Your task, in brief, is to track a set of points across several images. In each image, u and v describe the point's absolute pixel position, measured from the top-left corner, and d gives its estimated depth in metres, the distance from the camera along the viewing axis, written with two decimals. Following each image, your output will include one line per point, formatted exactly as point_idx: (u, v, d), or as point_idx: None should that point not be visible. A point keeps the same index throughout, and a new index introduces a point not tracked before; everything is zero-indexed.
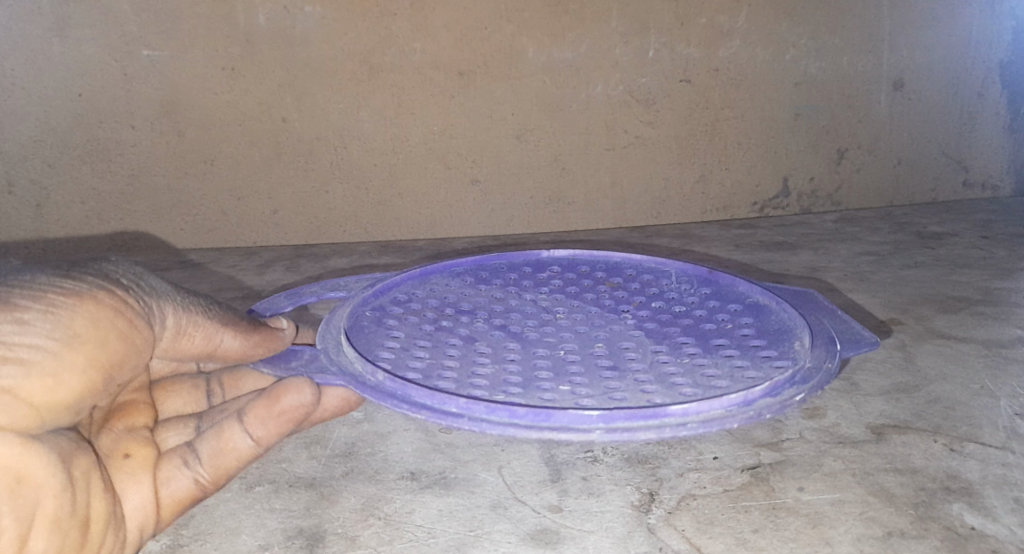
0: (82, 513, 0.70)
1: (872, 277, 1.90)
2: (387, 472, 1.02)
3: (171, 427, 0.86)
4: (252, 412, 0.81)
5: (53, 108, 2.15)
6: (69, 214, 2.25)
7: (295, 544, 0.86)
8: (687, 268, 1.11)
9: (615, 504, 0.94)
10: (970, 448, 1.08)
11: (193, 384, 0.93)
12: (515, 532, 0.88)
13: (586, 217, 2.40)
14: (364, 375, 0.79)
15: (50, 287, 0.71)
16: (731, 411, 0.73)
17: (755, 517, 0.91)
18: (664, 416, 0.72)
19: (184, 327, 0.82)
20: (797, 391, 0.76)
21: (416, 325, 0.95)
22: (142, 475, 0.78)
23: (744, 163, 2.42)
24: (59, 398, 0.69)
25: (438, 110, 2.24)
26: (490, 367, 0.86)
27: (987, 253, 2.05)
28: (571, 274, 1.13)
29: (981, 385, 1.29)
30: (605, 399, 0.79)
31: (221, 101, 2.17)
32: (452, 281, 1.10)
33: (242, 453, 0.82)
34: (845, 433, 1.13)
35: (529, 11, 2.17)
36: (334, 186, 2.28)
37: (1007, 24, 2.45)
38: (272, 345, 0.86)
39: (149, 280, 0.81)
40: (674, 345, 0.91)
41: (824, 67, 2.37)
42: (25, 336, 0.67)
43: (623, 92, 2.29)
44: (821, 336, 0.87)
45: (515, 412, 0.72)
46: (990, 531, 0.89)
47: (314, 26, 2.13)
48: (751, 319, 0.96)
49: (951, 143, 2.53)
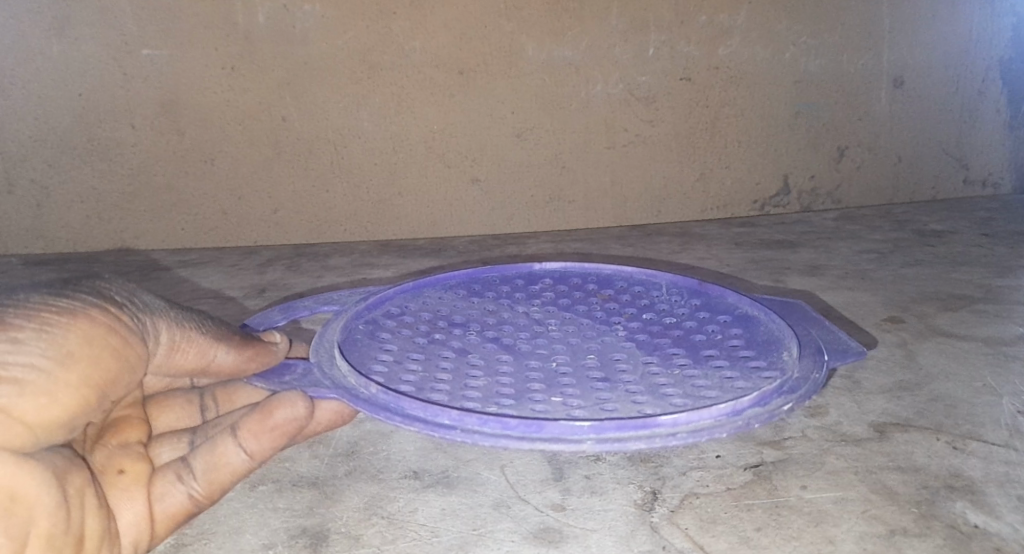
0: (76, 530, 0.71)
1: (873, 274, 1.90)
2: (390, 471, 1.03)
3: (165, 442, 0.87)
4: (246, 428, 0.82)
5: (53, 108, 2.15)
6: (69, 215, 2.25)
7: (299, 543, 0.87)
8: (677, 280, 1.12)
9: (618, 502, 0.95)
10: (973, 445, 1.09)
11: (186, 399, 0.93)
12: (518, 531, 0.89)
13: (586, 216, 2.40)
14: (357, 388, 0.80)
15: (45, 306, 0.72)
16: (721, 420, 0.73)
17: (757, 515, 0.91)
18: (654, 426, 0.72)
19: (178, 342, 0.83)
20: (786, 401, 0.76)
21: (409, 338, 0.96)
22: (136, 490, 0.79)
23: (744, 160, 2.42)
24: (52, 417, 0.69)
25: (438, 110, 2.24)
26: (483, 379, 0.86)
27: (989, 250, 2.04)
28: (563, 287, 1.14)
29: (983, 383, 1.29)
30: (597, 410, 0.79)
31: (221, 100, 2.17)
32: (445, 294, 1.11)
33: (236, 468, 0.83)
34: (847, 432, 1.13)
35: (529, 9, 2.16)
36: (334, 186, 2.28)
37: (1007, 21, 2.44)
38: (266, 360, 0.87)
39: (143, 297, 0.81)
40: (665, 355, 0.91)
41: (823, 65, 2.36)
42: (20, 355, 0.68)
43: (623, 90, 2.28)
44: (809, 346, 0.87)
45: (508, 423, 0.73)
46: (993, 529, 0.89)
47: (314, 25, 2.13)
48: (740, 330, 0.96)
49: (953, 139, 2.52)
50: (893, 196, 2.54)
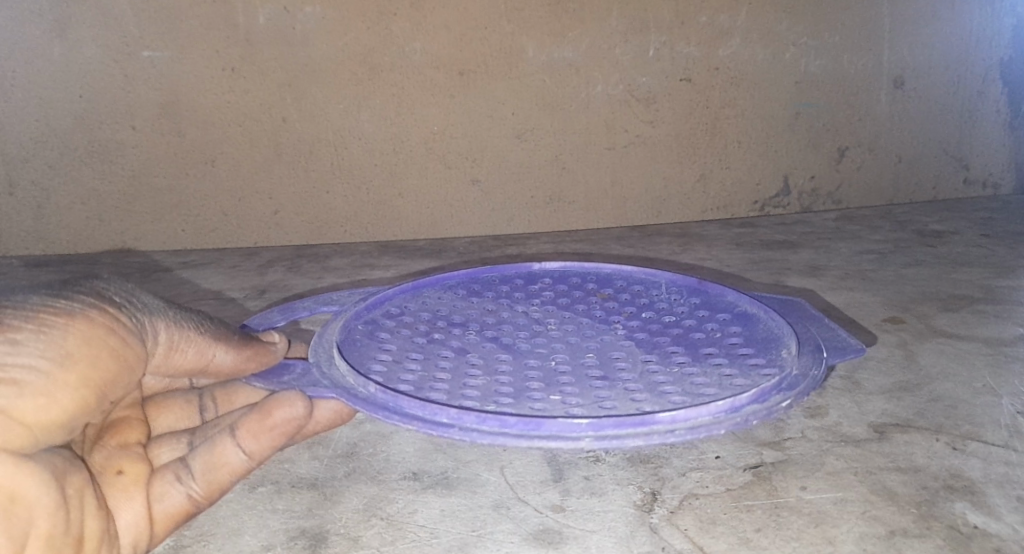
0: (76, 531, 0.71)
1: (874, 275, 1.89)
2: (389, 472, 1.03)
3: (165, 442, 0.86)
4: (245, 428, 0.82)
5: (54, 110, 2.15)
6: (70, 216, 2.25)
7: (298, 544, 0.87)
8: (676, 279, 1.12)
9: (617, 503, 0.95)
10: (973, 446, 1.08)
11: (185, 399, 0.93)
12: (517, 533, 0.89)
13: (586, 217, 2.40)
14: (356, 388, 0.79)
15: (42, 308, 0.72)
16: (719, 417, 0.73)
17: (757, 516, 0.91)
18: (652, 424, 0.72)
19: (177, 342, 0.83)
20: (784, 397, 0.76)
21: (408, 338, 0.96)
22: (134, 491, 0.79)
23: (745, 161, 2.41)
24: (52, 417, 0.69)
25: (438, 111, 2.24)
26: (482, 378, 0.86)
27: (990, 251, 2.04)
28: (562, 286, 1.14)
29: (983, 383, 1.29)
30: (596, 407, 0.79)
31: (221, 101, 2.18)
32: (445, 294, 1.11)
33: (235, 467, 0.83)
34: (847, 433, 1.13)
35: (529, 10, 2.16)
36: (334, 187, 2.28)
37: (1007, 21, 2.44)
38: (265, 360, 0.86)
39: (141, 297, 0.81)
40: (664, 354, 0.91)
41: (824, 65, 2.36)
42: (19, 357, 0.68)
43: (623, 91, 2.28)
44: (808, 343, 0.87)
45: (506, 421, 0.72)
46: (993, 530, 0.89)
47: (314, 26, 2.13)
48: (739, 328, 0.96)
49: (954, 139, 2.51)
50: (894, 197, 2.54)
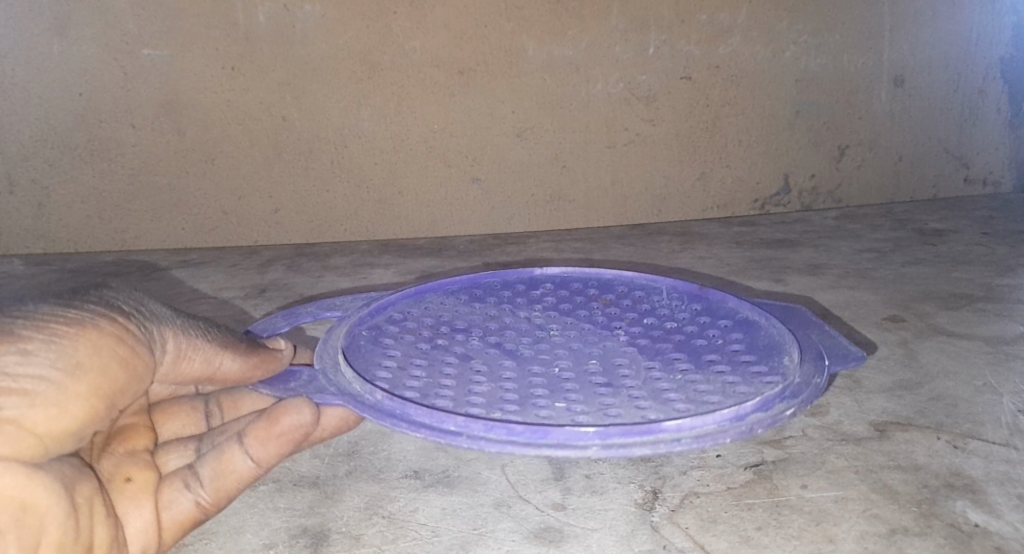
0: (85, 539, 0.72)
1: (874, 274, 1.90)
2: (390, 471, 1.03)
3: (172, 449, 0.87)
4: (251, 435, 0.82)
5: (53, 108, 2.15)
6: (69, 214, 2.25)
7: (299, 543, 0.87)
8: (677, 285, 1.12)
9: (618, 502, 0.95)
10: (973, 445, 1.09)
11: (192, 406, 0.93)
12: (519, 531, 0.89)
13: (585, 215, 2.39)
14: (362, 395, 0.79)
15: (53, 316, 0.71)
16: (724, 426, 0.73)
17: (758, 514, 0.92)
18: (658, 432, 0.72)
19: (184, 351, 0.83)
20: (788, 405, 0.76)
21: (411, 344, 0.96)
22: (144, 499, 0.80)
23: (744, 159, 2.41)
24: (61, 427, 0.70)
25: (438, 110, 2.24)
26: (486, 385, 0.86)
27: (990, 250, 2.04)
28: (563, 291, 1.14)
29: (984, 382, 1.30)
30: (601, 415, 0.79)
31: (221, 100, 2.17)
32: (447, 299, 1.11)
33: (242, 475, 0.83)
34: (848, 431, 1.13)
35: (529, 8, 2.16)
36: (334, 186, 2.28)
37: (1007, 21, 2.44)
38: (270, 367, 0.87)
39: (150, 305, 0.81)
40: (666, 360, 0.92)
41: (824, 63, 2.36)
42: (29, 367, 0.68)
43: (623, 89, 2.28)
44: (809, 351, 0.87)
45: (513, 430, 0.72)
46: (994, 528, 0.89)
47: (314, 24, 2.13)
48: (741, 335, 0.96)
49: (954, 138, 2.52)
50: (894, 195, 2.54)
